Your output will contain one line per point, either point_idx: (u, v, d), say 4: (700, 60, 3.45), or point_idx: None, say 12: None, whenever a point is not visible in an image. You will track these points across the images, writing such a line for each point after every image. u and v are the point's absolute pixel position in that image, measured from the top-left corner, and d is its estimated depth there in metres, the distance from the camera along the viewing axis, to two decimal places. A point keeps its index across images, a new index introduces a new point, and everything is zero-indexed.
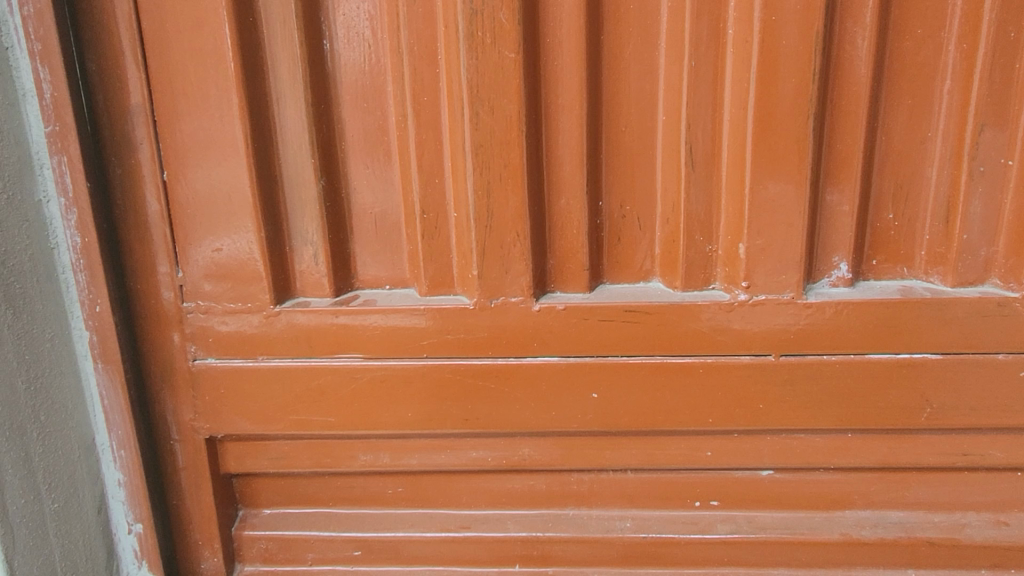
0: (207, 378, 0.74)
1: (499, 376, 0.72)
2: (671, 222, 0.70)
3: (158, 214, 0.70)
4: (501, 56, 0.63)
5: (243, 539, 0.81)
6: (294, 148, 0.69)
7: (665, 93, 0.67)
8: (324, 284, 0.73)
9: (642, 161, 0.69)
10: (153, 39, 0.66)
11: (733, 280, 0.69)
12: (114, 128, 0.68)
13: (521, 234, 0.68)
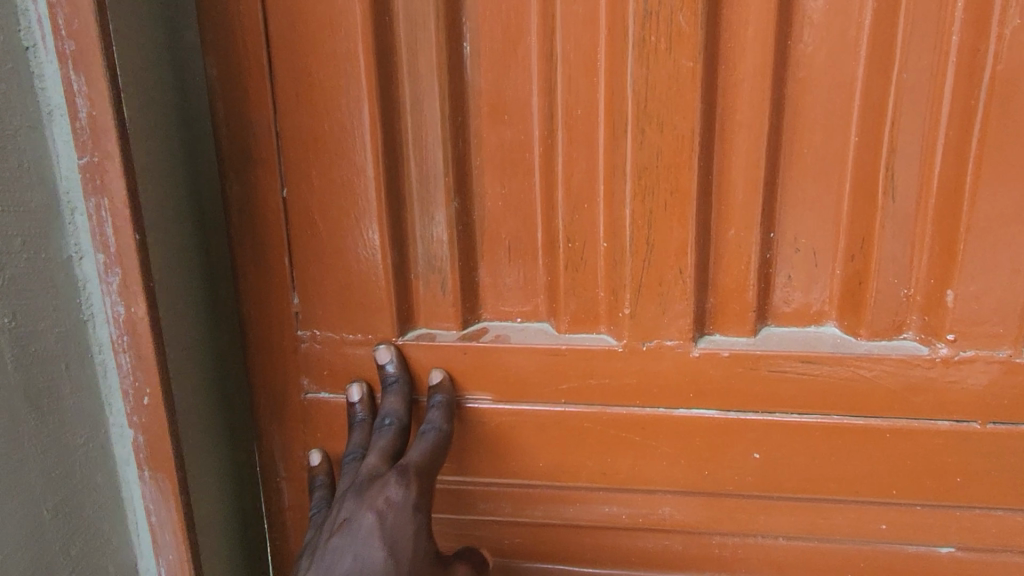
0: (320, 412, 0.69)
1: (645, 428, 0.64)
2: (858, 260, 0.60)
3: (275, 236, 0.64)
4: (677, 64, 0.54)
5: None
6: (426, 164, 0.61)
7: (863, 108, 0.56)
8: (449, 315, 0.65)
9: (827, 187, 0.59)
10: (278, 42, 0.59)
11: (935, 331, 0.59)
12: (234, 140, 0.62)
13: (684, 270, 0.59)
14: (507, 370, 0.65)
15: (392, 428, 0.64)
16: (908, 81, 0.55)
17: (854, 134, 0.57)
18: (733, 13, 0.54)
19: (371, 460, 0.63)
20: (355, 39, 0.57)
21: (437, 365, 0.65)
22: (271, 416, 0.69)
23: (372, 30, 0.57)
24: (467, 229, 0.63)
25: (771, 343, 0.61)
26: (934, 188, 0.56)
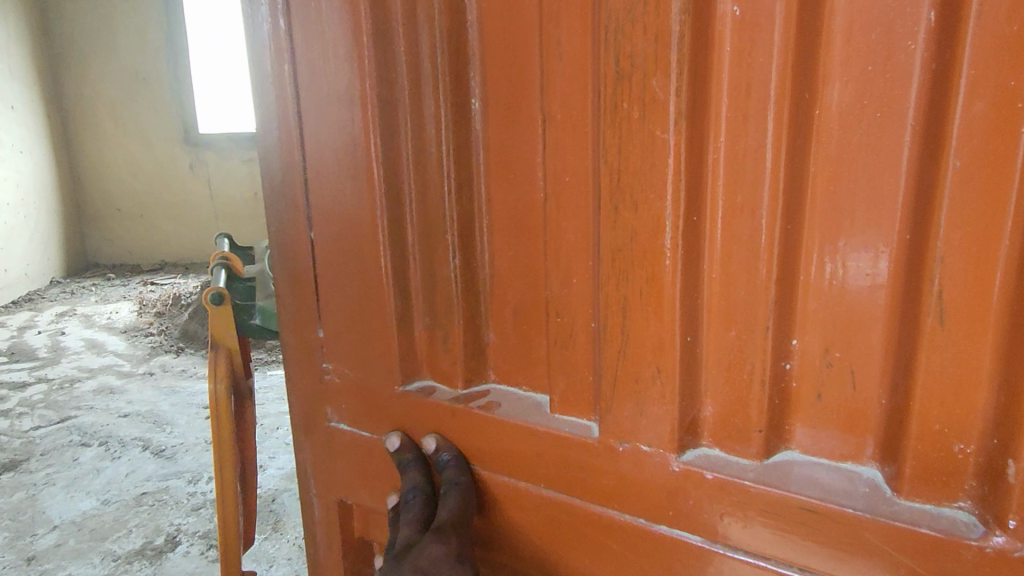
0: (338, 443, 0.68)
1: (629, 539, 0.55)
2: (902, 390, 0.44)
3: (306, 264, 0.65)
4: (650, 133, 0.46)
5: None
6: (429, 214, 0.58)
7: (906, 211, 0.41)
8: (452, 373, 0.61)
9: (859, 302, 0.44)
10: (303, 86, 0.59)
11: (998, 511, 0.42)
12: (272, 178, 0.64)
13: (663, 370, 0.50)
14: (495, 440, 0.59)
15: (417, 500, 0.59)
16: (960, 179, 0.39)
17: (893, 239, 0.42)
18: (732, 76, 0.43)
19: (401, 535, 0.58)
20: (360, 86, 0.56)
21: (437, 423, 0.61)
22: (303, 437, 0.71)
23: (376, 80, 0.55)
24: (468, 290, 0.59)
25: (780, 475, 0.48)
26: (994, 322, 0.40)
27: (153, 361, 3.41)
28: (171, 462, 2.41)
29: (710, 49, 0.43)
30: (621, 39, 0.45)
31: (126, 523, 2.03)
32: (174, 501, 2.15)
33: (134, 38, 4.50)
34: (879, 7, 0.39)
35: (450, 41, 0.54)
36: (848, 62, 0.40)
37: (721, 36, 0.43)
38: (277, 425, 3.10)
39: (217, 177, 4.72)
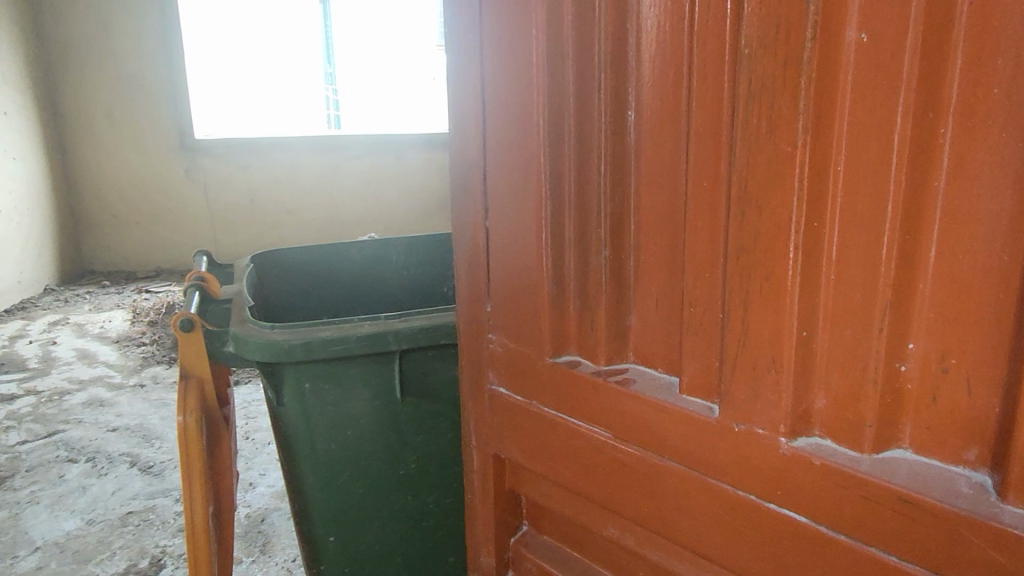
0: (499, 401, 0.87)
1: (747, 520, 0.62)
2: (1012, 400, 0.47)
3: (481, 255, 0.84)
4: (777, 147, 0.54)
5: (518, 549, 0.95)
6: (583, 210, 0.73)
7: (1014, 227, 0.45)
8: (595, 352, 0.75)
9: (973, 297, 0.48)
10: (490, 102, 0.77)
11: None
12: (460, 178, 0.84)
13: (777, 360, 0.58)
14: (630, 411, 0.71)
15: None
16: None
17: (1006, 248, 0.46)
18: (855, 97, 0.49)
19: None
20: (533, 101, 0.72)
21: (577, 398, 0.76)
22: (472, 396, 0.92)
23: (549, 96, 0.71)
24: (617, 277, 0.73)
25: (885, 468, 0.53)
26: None
27: (145, 372, 3.39)
28: (159, 479, 2.52)
29: (835, 67, 0.50)
30: (756, 75, 0.54)
31: (111, 544, 2.15)
32: (161, 521, 2.28)
33: (133, 46, 4.81)
34: (1005, 36, 0.44)
35: (612, 70, 0.68)
36: (978, 85, 0.45)
37: (847, 59, 0.49)
38: (267, 441, 3.09)
39: (214, 186, 5.09)
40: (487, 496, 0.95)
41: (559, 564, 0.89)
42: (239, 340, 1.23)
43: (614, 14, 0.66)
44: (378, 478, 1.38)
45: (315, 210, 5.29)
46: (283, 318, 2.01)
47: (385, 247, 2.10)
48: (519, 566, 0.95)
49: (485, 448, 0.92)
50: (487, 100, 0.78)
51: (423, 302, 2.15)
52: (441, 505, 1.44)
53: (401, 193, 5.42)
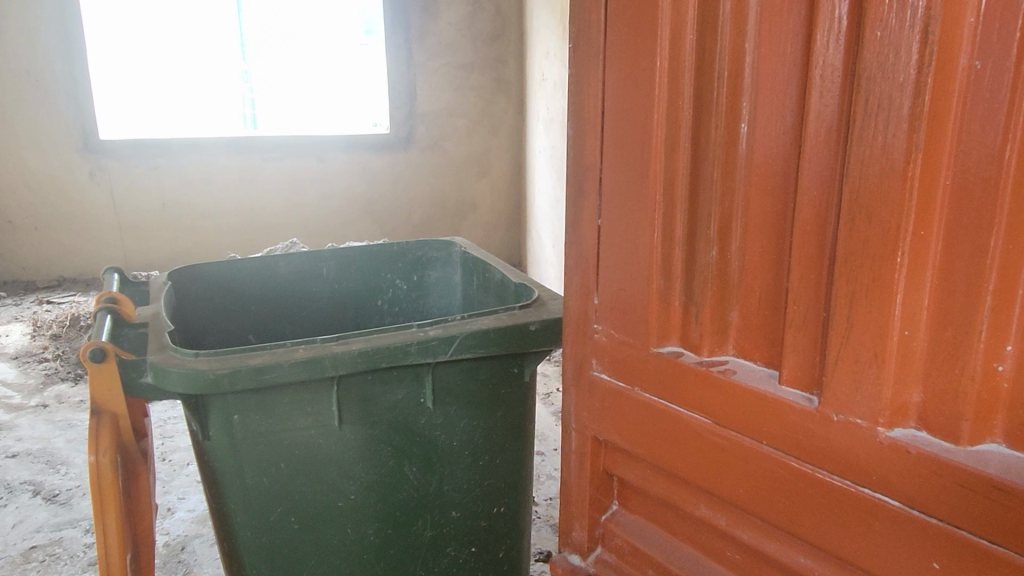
0: (600, 385, 1.12)
1: (840, 499, 0.80)
2: None
3: (590, 260, 1.08)
4: (890, 159, 0.69)
5: (609, 526, 1.22)
6: (701, 215, 0.94)
7: None
8: (699, 345, 0.97)
9: None
10: (607, 111, 0.99)
11: None
12: (577, 177, 1.07)
13: (879, 354, 0.75)
14: (732, 395, 0.90)
15: None
16: None
17: None
18: (960, 126, 0.65)
19: None
20: (653, 120, 0.93)
21: (662, 383, 1.00)
22: (572, 381, 1.18)
23: (667, 111, 0.92)
24: (721, 274, 0.93)
25: (979, 459, 0.69)
26: None
27: (48, 392, 3.21)
28: (66, 509, 2.34)
29: (946, 96, 0.65)
30: (874, 102, 0.69)
31: None
32: (70, 554, 2.11)
33: (27, 41, 4.49)
34: None
35: (727, 100, 0.87)
36: None
37: (959, 80, 0.64)
38: (187, 461, 2.86)
39: (121, 191, 4.80)
40: (584, 478, 1.21)
41: (645, 539, 1.15)
42: (160, 372, 1.27)
43: (735, 35, 0.85)
44: (311, 514, 1.44)
45: (234, 214, 5.07)
46: (206, 341, 1.83)
47: (316, 263, 1.96)
48: (608, 540, 1.22)
49: (583, 431, 1.18)
50: (604, 125, 1.00)
51: (354, 321, 2.03)
52: (380, 536, 1.50)
53: (325, 194, 5.24)
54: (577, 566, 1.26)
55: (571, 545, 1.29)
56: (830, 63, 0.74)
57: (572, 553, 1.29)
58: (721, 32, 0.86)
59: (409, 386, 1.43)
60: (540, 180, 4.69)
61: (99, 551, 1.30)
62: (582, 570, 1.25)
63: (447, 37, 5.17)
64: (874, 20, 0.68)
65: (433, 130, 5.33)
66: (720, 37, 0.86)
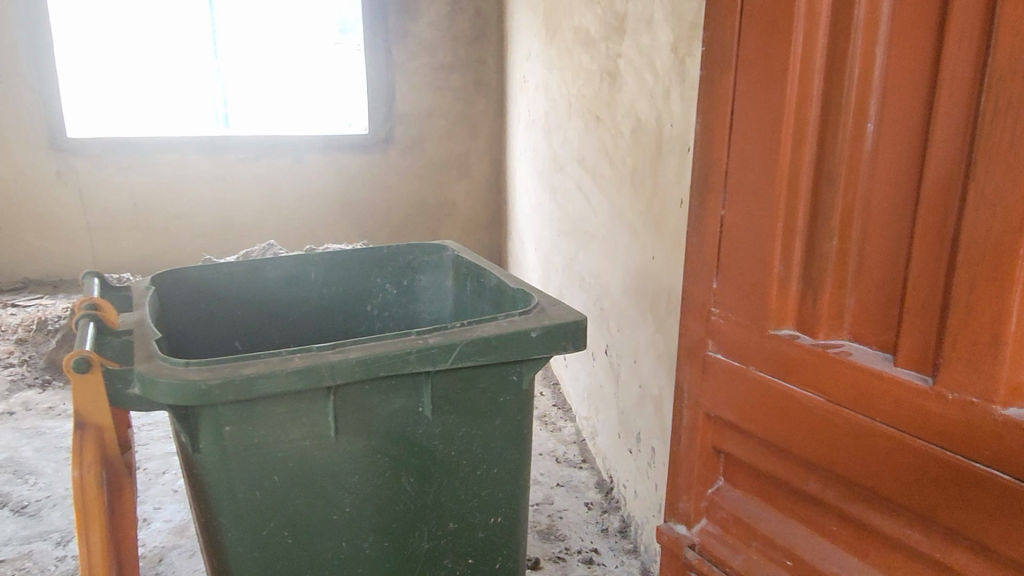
0: (715, 364, 1.21)
1: (950, 474, 0.85)
2: None
3: (712, 247, 1.19)
4: (1019, 157, 0.75)
5: (713, 498, 1.29)
6: (824, 206, 1.01)
7: None
8: (815, 329, 1.04)
9: None
10: (737, 109, 1.10)
11: None
12: (703, 172, 1.18)
13: (996, 337, 0.80)
14: (846, 373, 0.97)
15: None
16: None
17: None
18: None
19: None
20: (783, 118, 1.03)
21: (777, 360, 1.08)
22: (686, 361, 1.29)
23: (797, 113, 1.02)
24: (841, 262, 1.00)
25: None
26: None
27: (14, 398, 3.20)
28: (35, 521, 2.30)
29: None
30: (1000, 102, 0.76)
31: None
32: (40, 568, 2.07)
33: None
34: None
35: (856, 101, 0.95)
36: None
37: None
38: (163, 470, 2.78)
39: (88, 190, 4.75)
40: (693, 449, 1.31)
41: (749, 511, 1.22)
42: (148, 384, 1.21)
43: (867, 40, 0.92)
44: (307, 526, 1.39)
45: (206, 215, 4.99)
46: (192, 344, 1.77)
47: (303, 267, 1.90)
48: (712, 512, 1.29)
49: (695, 408, 1.28)
50: (735, 123, 1.11)
51: (344, 324, 1.98)
52: (376, 549, 1.46)
53: (302, 195, 5.16)
54: (682, 535, 1.35)
55: (676, 516, 1.38)
56: (957, 67, 0.81)
57: (678, 523, 1.38)
58: (854, 37, 0.94)
59: (406, 396, 1.38)
60: (522, 182, 4.65)
61: (81, 569, 1.22)
62: (687, 538, 1.33)
63: (426, 38, 5.11)
64: (1010, 28, 0.74)
65: (412, 131, 5.27)
66: (851, 44, 0.94)
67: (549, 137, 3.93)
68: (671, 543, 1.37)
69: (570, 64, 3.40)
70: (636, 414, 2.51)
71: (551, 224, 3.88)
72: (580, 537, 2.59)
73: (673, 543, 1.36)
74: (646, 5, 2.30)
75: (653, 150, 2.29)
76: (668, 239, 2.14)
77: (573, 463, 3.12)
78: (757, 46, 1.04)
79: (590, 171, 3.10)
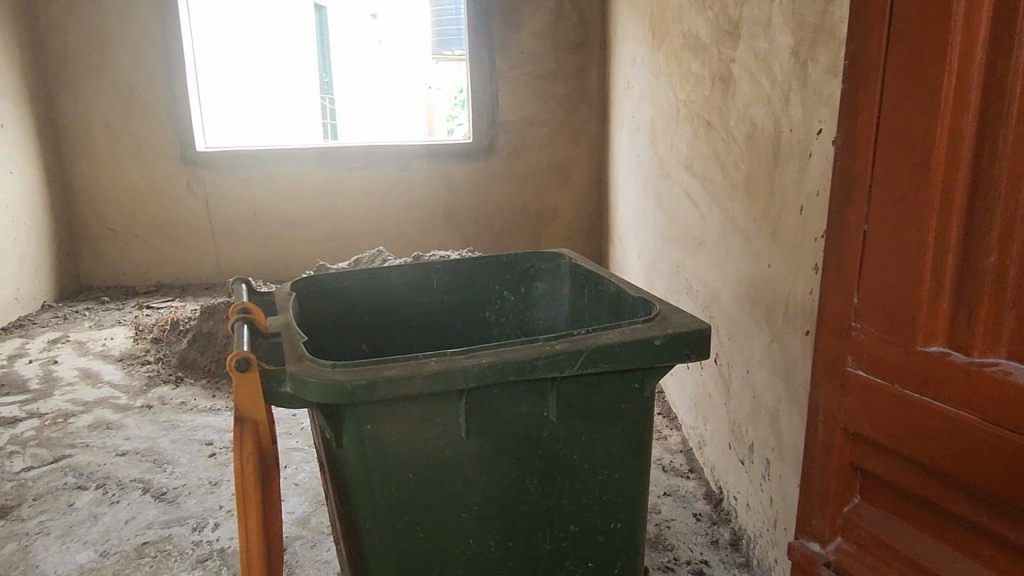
0: (855, 379, 1.20)
1: None
2: None
3: (853, 260, 1.18)
4: None
5: (848, 513, 1.27)
6: (981, 222, 0.99)
7: None
8: (967, 347, 1.01)
9: None
10: (883, 123, 1.09)
11: None
12: (845, 187, 1.18)
13: None
14: (1003, 393, 0.93)
15: None
16: None
17: None
18: None
19: None
20: (936, 131, 1.01)
21: (924, 377, 1.06)
22: (824, 374, 1.28)
23: (952, 126, 0.99)
24: (998, 279, 0.98)
25: None
26: None
27: (151, 393, 3.48)
28: (173, 507, 2.50)
29: None
30: None
31: None
32: (179, 551, 2.24)
33: (133, 59, 4.88)
34: None
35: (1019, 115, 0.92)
36: None
37: None
38: (285, 465, 2.94)
39: (214, 200, 5.11)
40: (830, 465, 1.30)
41: (889, 531, 1.19)
42: (299, 382, 1.31)
43: None
44: (435, 522, 1.45)
45: (319, 223, 5.26)
46: (323, 345, 1.89)
47: (427, 275, 1.98)
48: (849, 530, 1.27)
49: (832, 423, 1.27)
50: (882, 136, 1.09)
51: (463, 329, 2.06)
52: (499, 547, 1.51)
53: (408, 203, 5.33)
54: (817, 553, 1.33)
55: (811, 533, 1.37)
56: None
57: (812, 541, 1.37)
58: (1016, 49, 0.91)
59: (533, 400, 1.43)
60: (625, 189, 4.63)
61: (241, 550, 1.36)
62: (821, 556, 1.32)
63: (529, 47, 5.19)
64: None
65: (515, 138, 5.35)
66: (1014, 55, 0.91)
67: (654, 143, 3.90)
68: (804, 560, 1.35)
69: (678, 70, 3.38)
70: (749, 425, 2.46)
71: (656, 231, 3.85)
72: (689, 547, 2.55)
73: (806, 560, 1.35)
74: (763, 10, 2.26)
75: (769, 156, 2.24)
76: (788, 249, 2.10)
77: (680, 472, 3.09)
78: (908, 59, 1.03)
79: (698, 177, 3.06)
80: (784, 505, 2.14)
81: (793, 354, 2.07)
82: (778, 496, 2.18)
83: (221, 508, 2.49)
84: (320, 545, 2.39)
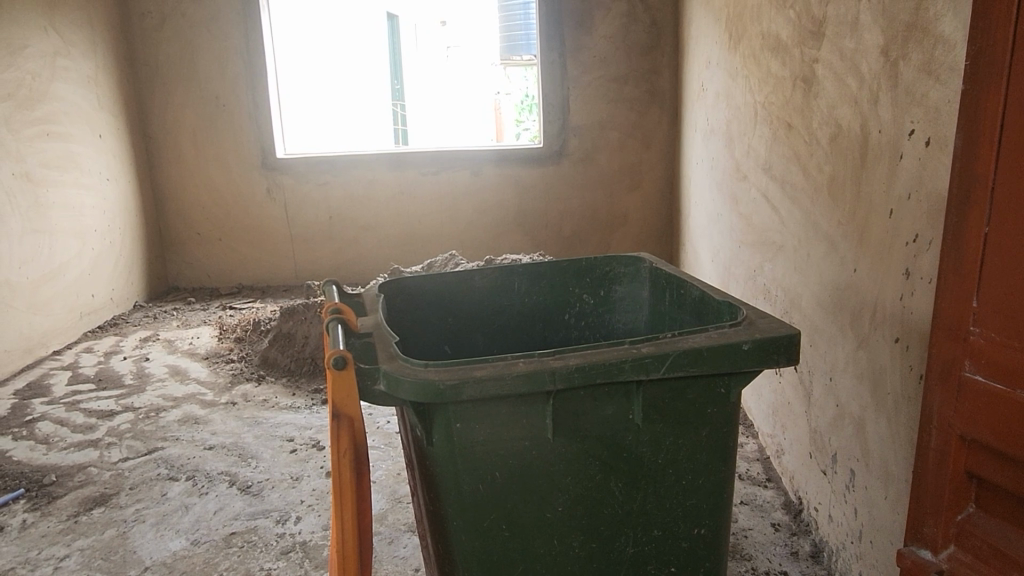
0: (973, 384, 1.15)
1: None
2: None
3: (971, 264, 1.14)
4: None
5: (962, 523, 1.22)
6: None
7: None
8: None
9: None
10: (1008, 122, 1.05)
11: None
12: (965, 189, 1.14)
13: None
14: None
15: None
16: None
17: None
18: None
19: None
20: None
21: None
22: (937, 379, 1.24)
23: None
24: None
25: None
26: None
27: (235, 390, 3.63)
28: (257, 500, 2.60)
29: None
30: None
31: (217, 566, 2.22)
32: (264, 542, 2.34)
33: (219, 71, 5.11)
34: None
35: None
36: None
37: None
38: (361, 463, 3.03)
39: (293, 205, 5.30)
40: (942, 472, 1.25)
41: (1009, 542, 1.14)
42: (393, 381, 1.35)
43: None
44: (522, 521, 1.48)
45: (391, 227, 5.38)
46: (408, 345, 1.94)
47: (508, 278, 2.01)
48: (964, 539, 1.22)
49: (946, 430, 1.22)
50: (1007, 136, 1.05)
51: (542, 332, 2.08)
52: (584, 549, 1.52)
53: (478, 207, 5.40)
54: (928, 561, 1.29)
55: (920, 541, 1.32)
56: None
57: (922, 548, 1.32)
58: None
59: (619, 402, 1.43)
60: (698, 193, 4.57)
61: (335, 540, 1.43)
62: (933, 565, 1.27)
63: (600, 51, 5.19)
64: None
65: (585, 143, 5.35)
66: None
67: (730, 145, 3.83)
68: (914, 568, 1.31)
69: (756, 72, 3.32)
70: (832, 434, 2.40)
71: (731, 235, 3.78)
72: (767, 558, 2.50)
73: (916, 568, 1.30)
74: (850, 8, 2.20)
75: (856, 158, 2.18)
76: (876, 254, 2.03)
77: (757, 481, 3.02)
78: None
79: (777, 180, 3.00)
80: (869, 517, 2.08)
81: (881, 361, 2.01)
82: (863, 508, 2.12)
83: (302, 502, 2.58)
84: (397, 541, 2.45)
